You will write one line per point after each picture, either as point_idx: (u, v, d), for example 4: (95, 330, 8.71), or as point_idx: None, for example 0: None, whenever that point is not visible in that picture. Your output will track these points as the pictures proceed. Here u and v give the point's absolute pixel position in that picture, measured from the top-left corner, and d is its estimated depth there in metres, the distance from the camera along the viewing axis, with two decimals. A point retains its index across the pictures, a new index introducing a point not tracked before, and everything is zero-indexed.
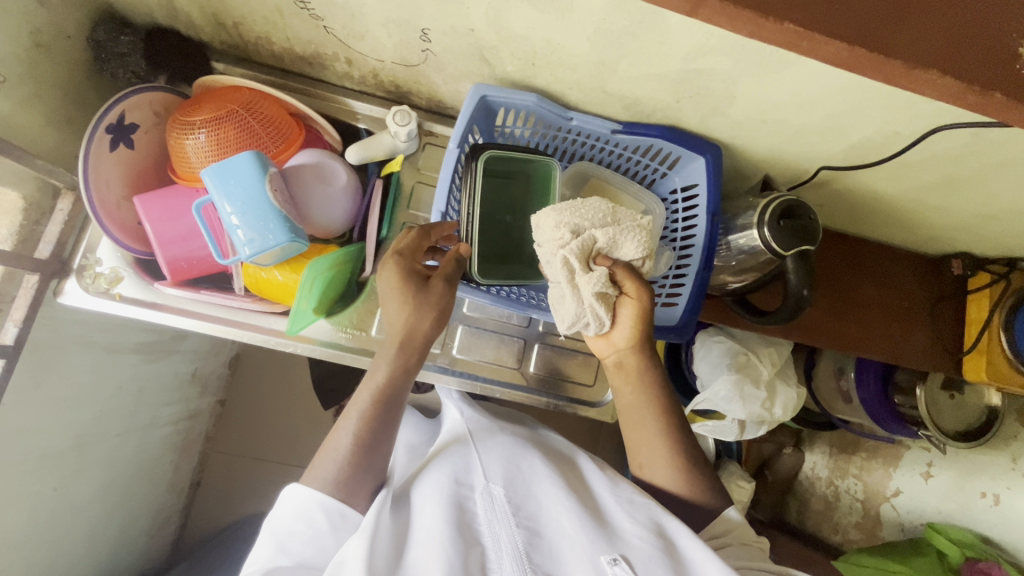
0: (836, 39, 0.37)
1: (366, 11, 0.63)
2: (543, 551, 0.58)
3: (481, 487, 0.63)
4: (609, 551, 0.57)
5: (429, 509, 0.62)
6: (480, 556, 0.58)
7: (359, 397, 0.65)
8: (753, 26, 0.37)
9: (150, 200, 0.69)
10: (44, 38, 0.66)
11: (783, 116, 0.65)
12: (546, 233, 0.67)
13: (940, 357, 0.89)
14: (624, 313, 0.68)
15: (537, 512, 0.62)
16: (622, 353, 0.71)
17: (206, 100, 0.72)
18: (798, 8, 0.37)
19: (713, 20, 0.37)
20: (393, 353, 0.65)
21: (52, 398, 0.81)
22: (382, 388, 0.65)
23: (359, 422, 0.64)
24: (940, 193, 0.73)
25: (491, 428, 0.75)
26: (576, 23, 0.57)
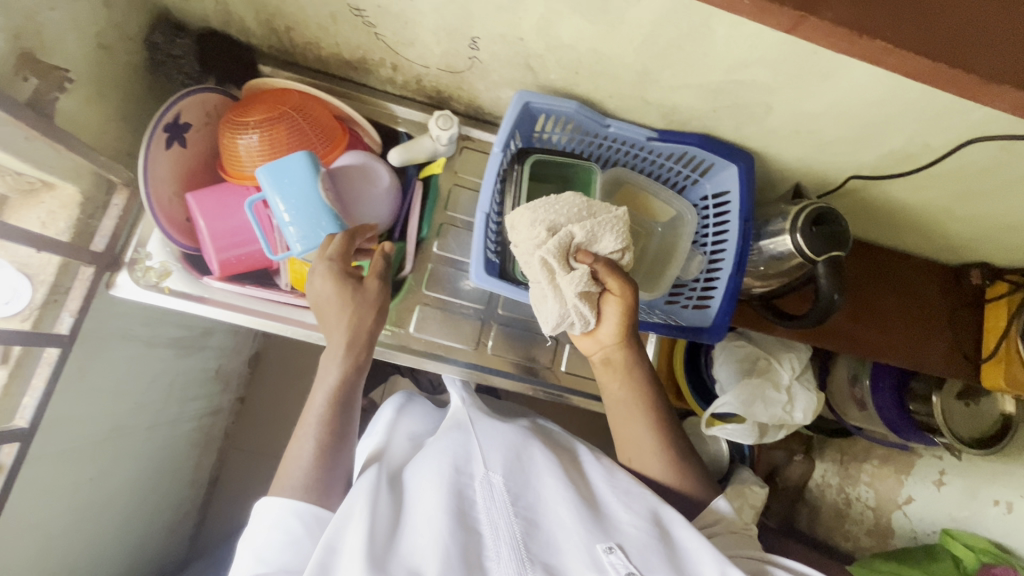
0: (920, 55, 0.38)
1: (419, 20, 0.66)
2: (540, 541, 0.60)
3: (482, 475, 0.64)
4: (605, 540, 0.59)
5: (425, 496, 0.63)
6: (478, 542, 0.59)
7: (317, 402, 0.69)
8: (844, 43, 0.39)
9: (204, 197, 0.73)
10: (109, 40, 0.69)
11: (817, 127, 0.67)
12: (523, 232, 0.68)
13: (960, 364, 0.90)
14: (609, 311, 0.68)
15: (535, 502, 0.64)
16: (609, 350, 0.72)
17: (258, 102, 0.74)
18: (888, 26, 0.38)
19: (809, 37, 0.39)
20: (341, 356, 0.69)
21: (92, 388, 0.83)
22: (336, 389, 0.69)
23: (320, 426, 0.67)
24: (965, 203, 0.76)
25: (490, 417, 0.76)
26: (624, 35, 0.60)
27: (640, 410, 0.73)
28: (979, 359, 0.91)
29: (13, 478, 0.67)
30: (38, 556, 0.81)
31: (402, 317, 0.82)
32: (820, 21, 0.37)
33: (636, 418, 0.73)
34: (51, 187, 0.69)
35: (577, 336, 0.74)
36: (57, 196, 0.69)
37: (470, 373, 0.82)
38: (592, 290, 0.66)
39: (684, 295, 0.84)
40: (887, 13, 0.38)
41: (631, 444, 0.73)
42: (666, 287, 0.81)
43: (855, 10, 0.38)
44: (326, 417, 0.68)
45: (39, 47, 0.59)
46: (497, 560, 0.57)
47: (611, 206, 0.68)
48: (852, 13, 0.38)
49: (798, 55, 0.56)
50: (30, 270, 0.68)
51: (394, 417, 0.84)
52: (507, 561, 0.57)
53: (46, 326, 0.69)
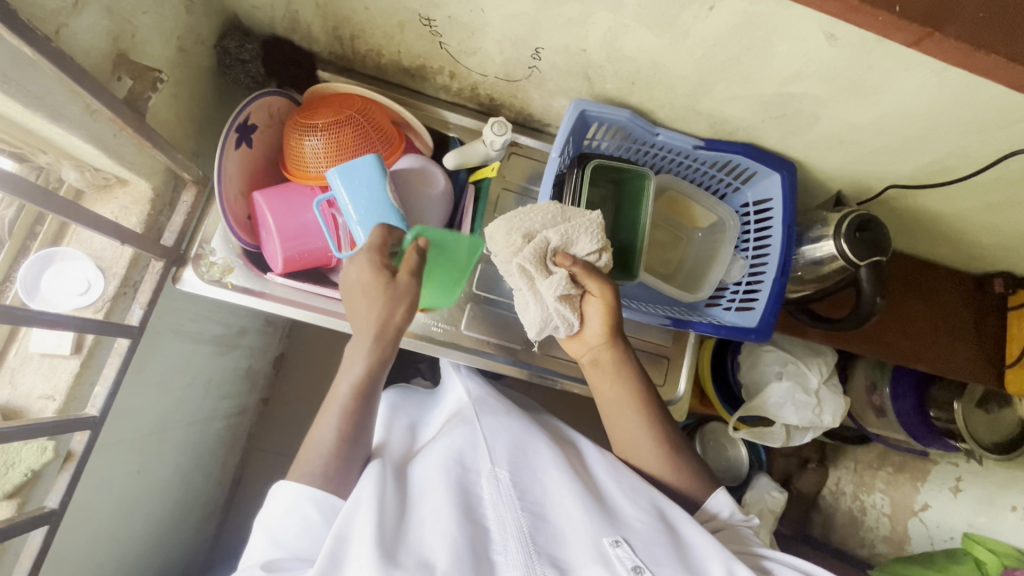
0: None
1: (487, 29, 0.69)
2: (547, 533, 0.62)
3: (488, 472, 0.67)
4: (611, 534, 0.61)
5: (431, 493, 0.65)
6: (485, 536, 0.61)
7: (341, 390, 0.69)
8: (961, 56, 0.43)
9: (271, 196, 0.76)
10: (186, 43, 0.72)
11: (862, 138, 0.71)
12: (500, 242, 0.69)
13: (984, 370, 0.93)
14: (592, 310, 0.72)
15: (543, 497, 0.66)
16: (596, 350, 0.75)
17: (323, 106, 0.78)
18: (1002, 41, 0.42)
19: (932, 50, 0.43)
20: (369, 345, 0.69)
21: (139, 379, 0.83)
22: (359, 382, 0.69)
23: (342, 415, 0.68)
24: (996, 213, 0.79)
25: (498, 411, 0.78)
26: (687, 47, 0.63)
27: (636, 407, 0.75)
28: (1002, 364, 0.94)
29: (82, 465, 0.68)
30: (79, 545, 0.80)
31: (454, 316, 0.85)
32: (947, 36, 0.41)
33: (625, 413, 0.76)
34: (124, 183, 0.72)
35: (565, 339, 0.77)
36: (129, 192, 0.71)
37: (518, 371, 0.84)
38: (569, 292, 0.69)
39: (726, 298, 0.87)
40: (1002, 28, 0.42)
41: (629, 439, 0.76)
42: (710, 290, 0.85)
43: (977, 24, 0.42)
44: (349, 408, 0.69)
45: (131, 48, 0.63)
46: (505, 553, 0.59)
47: (584, 209, 0.69)
48: (973, 29, 0.42)
49: (853, 68, 0.60)
50: (104, 263, 0.70)
51: (390, 413, 0.85)
52: (515, 551, 0.59)
53: (118, 316, 0.71)
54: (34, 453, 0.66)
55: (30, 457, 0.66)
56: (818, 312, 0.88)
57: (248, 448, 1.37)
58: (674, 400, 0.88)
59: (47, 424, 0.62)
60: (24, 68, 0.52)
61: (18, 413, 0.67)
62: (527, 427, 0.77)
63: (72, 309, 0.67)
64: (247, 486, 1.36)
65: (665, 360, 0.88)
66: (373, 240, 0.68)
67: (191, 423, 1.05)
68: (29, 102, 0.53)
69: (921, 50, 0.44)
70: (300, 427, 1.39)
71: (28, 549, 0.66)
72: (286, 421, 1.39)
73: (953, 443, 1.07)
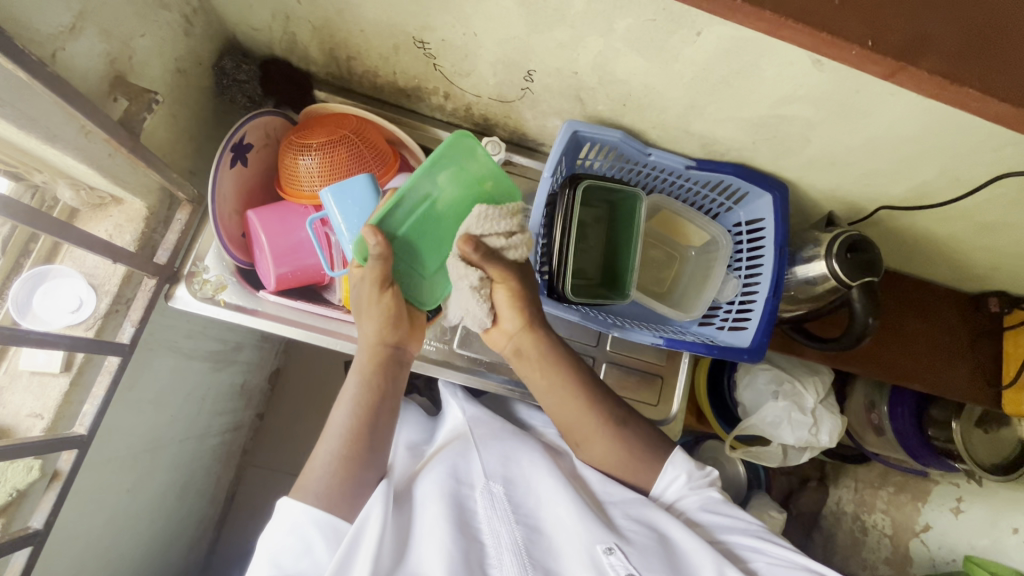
0: (1003, 101, 0.42)
1: (481, 52, 0.70)
2: (542, 546, 0.63)
3: (482, 484, 0.68)
4: (605, 541, 0.61)
5: (428, 508, 0.65)
6: (479, 549, 0.62)
7: (337, 419, 0.67)
8: (935, 89, 0.43)
9: (265, 214, 0.77)
10: (183, 64, 0.73)
11: (852, 160, 0.72)
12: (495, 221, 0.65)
13: (980, 390, 0.93)
14: (500, 297, 0.69)
15: (535, 508, 0.67)
16: (516, 339, 0.72)
17: (319, 126, 0.79)
18: (976, 75, 0.42)
19: (905, 83, 0.43)
20: (363, 369, 0.69)
21: (130, 395, 0.82)
22: (356, 396, 0.68)
23: (341, 441, 0.66)
24: (989, 234, 0.80)
25: (493, 426, 0.77)
26: (677, 70, 0.64)
27: (587, 402, 0.72)
28: (1001, 386, 0.93)
29: (68, 485, 0.68)
30: (67, 564, 0.79)
31: (446, 334, 0.84)
32: (919, 70, 0.42)
33: (575, 408, 0.72)
34: (119, 201, 0.72)
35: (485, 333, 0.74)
36: (124, 211, 0.72)
37: (509, 390, 0.83)
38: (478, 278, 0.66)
39: (719, 317, 0.87)
40: (977, 64, 0.43)
41: (598, 445, 0.72)
42: (701, 310, 0.85)
43: (952, 58, 0.42)
44: (352, 428, 0.67)
45: (128, 71, 0.64)
46: (500, 566, 0.60)
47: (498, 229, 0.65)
48: (945, 62, 0.42)
49: (841, 93, 0.60)
50: (97, 280, 0.71)
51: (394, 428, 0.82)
52: (509, 564, 0.60)
53: (109, 334, 0.71)
54: (20, 473, 0.65)
55: (16, 477, 0.65)
56: (812, 332, 0.87)
57: (243, 465, 1.35)
58: (667, 419, 0.87)
59: (35, 443, 0.61)
60: (19, 90, 0.52)
61: (6, 431, 0.66)
62: (519, 434, 0.76)
63: (63, 326, 0.67)
64: (240, 505, 1.33)
65: (658, 378, 0.88)
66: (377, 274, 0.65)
67: (184, 440, 1.04)
68: (24, 124, 0.54)
69: (893, 83, 0.44)
70: (294, 443, 1.37)
71: (11, 571, 0.65)
72: (281, 437, 1.37)
73: (952, 464, 1.05)
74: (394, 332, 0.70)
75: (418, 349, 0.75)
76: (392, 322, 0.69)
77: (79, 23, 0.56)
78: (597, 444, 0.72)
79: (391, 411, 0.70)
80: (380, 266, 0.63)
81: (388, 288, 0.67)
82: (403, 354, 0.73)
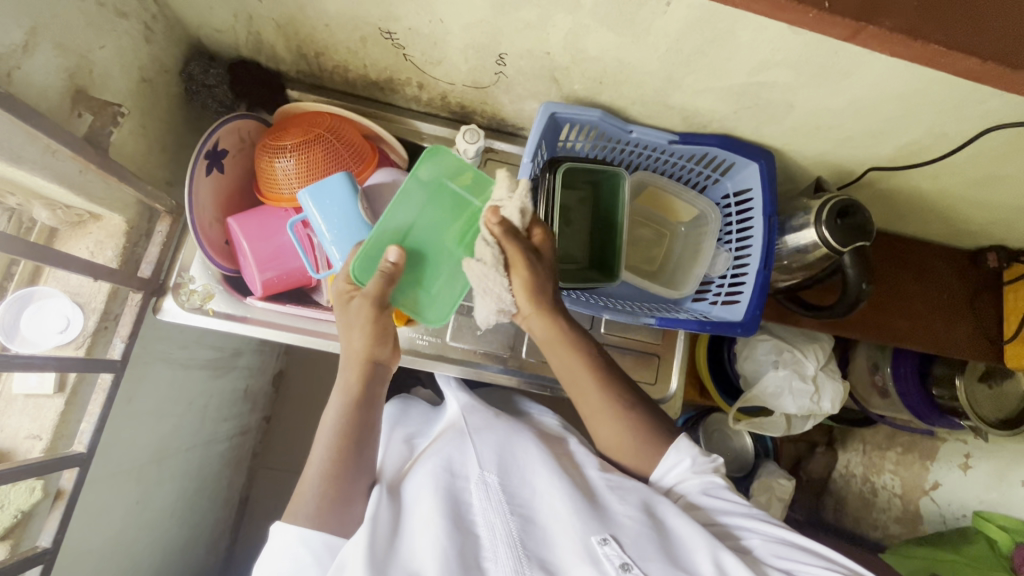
0: (972, 55, 0.41)
1: (449, 38, 0.69)
2: (536, 537, 0.62)
3: (476, 476, 0.68)
4: (599, 532, 0.61)
5: (421, 502, 0.66)
6: (474, 543, 0.62)
7: (324, 434, 0.68)
8: (899, 47, 0.42)
9: (245, 220, 0.76)
10: (148, 73, 0.72)
11: (836, 123, 0.70)
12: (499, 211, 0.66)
13: (983, 347, 0.92)
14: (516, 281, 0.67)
15: (531, 498, 0.67)
16: (531, 317, 0.71)
17: (293, 126, 0.77)
18: (942, 29, 0.41)
19: (867, 43, 0.42)
20: (346, 387, 0.70)
21: (129, 408, 0.83)
22: (341, 417, 0.68)
23: (331, 457, 0.66)
24: (982, 188, 0.78)
25: (487, 416, 0.79)
26: (650, 44, 0.62)
27: (585, 387, 0.73)
28: (1002, 341, 0.93)
29: (73, 503, 0.69)
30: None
31: (439, 327, 0.84)
32: (880, 28, 0.40)
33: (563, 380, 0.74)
34: (98, 218, 0.72)
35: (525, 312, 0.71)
36: (104, 227, 0.71)
37: (507, 379, 0.84)
38: (495, 264, 0.66)
39: (711, 292, 0.86)
40: (944, 18, 0.41)
41: (601, 426, 0.74)
42: (694, 286, 0.84)
43: (916, 13, 0.41)
44: (338, 442, 0.67)
45: (90, 85, 0.63)
46: (495, 559, 0.60)
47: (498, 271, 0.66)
48: (909, 18, 0.41)
49: (819, 55, 0.58)
50: (82, 299, 0.70)
51: (391, 426, 0.85)
52: (505, 558, 0.59)
53: (99, 352, 0.71)
54: (22, 494, 0.66)
55: (19, 498, 0.66)
56: (808, 300, 0.86)
57: (254, 468, 1.37)
58: (666, 398, 0.87)
59: (34, 465, 0.62)
60: None
61: (5, 455, 0.67)
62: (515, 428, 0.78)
63: (52, 347, 0.67)
64: (253, 507, 1.35)
65: (654, 358, 0.87)
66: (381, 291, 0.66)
67: (190, 448, 1.05)
68: None
69: (856, 44, 0.42)
70: (304, 443, 1.39)
71: None
72: (289, 438, 1.39)
73: (958, 421, 1.04)
74: (380, 349, 0.71)
75: (397, 364, 0.76)
76: (380, 338, 0.69)
77: (32, 39, 0.55)
78: (581, 398, 0.74)
79: (373, 423, 0.70)
80: (381, 282, 0.66)
81: (379, 309, 0.67)
82: (385, 370, 0.73)
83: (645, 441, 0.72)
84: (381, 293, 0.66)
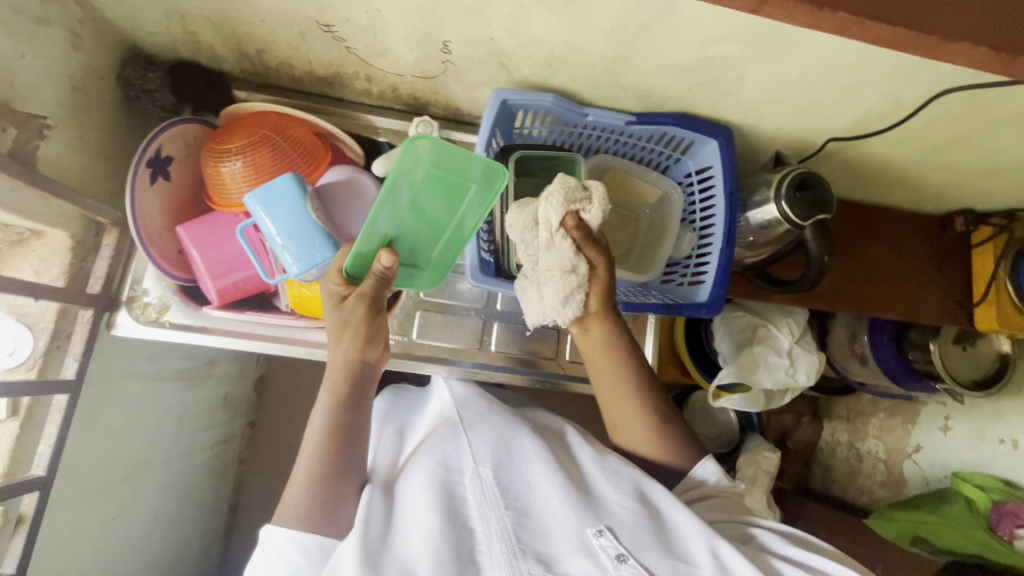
0: (882, 22, 0.41)
1: (389, 29, 0.66)
2: (531, 528, 0.61)
3: (471, 471, 0.66)
4: (594, 524, 0.60)
5: (416, 500, 0.63)
6: (470, 538, 0.60)
7: (311, 440, 0.67)
8: (806, 17, 0.41)
9: (194, 228, 0.74)
10: (80, 81, 0.69)
11: (790, 96, 0.69)
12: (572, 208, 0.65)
13: (953, 311, 0.92)
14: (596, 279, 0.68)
15: (526, 491, 0.65)
16: (590, 319, 0.71)
17: (238, 127, 0.75)
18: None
19: (771, 15, 0.41)
20: (334, 390, 0.68)
21: (96, 425, 0.81)
22: (326, 422, 0.67)
23: (317, 460, 0.66)
24: (943, 153, 0.77)
25: (481, 409, 0.76)
26: (593, 23, 0.61)
27: (618, 389, 0.74)
28: (971, 304, 0.93)
29: (37, 527, 0.68)
30: None
31: (404, 325, 0.83)
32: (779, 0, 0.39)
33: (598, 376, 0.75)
34: (40, 235, 0.69)
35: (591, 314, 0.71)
36: (47, 243, 0.69)
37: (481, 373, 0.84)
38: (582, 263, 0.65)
39: (679, 273, 0.86)
40: None
41: (626, 432, 0.75)
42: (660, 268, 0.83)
43: None
44: (325, 445, 0.66)
45: (15, 97, 0.61)
46: (489, 553, 0.59)
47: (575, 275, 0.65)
48: None
49: (764, 27, 0.57)
50: (29, 320, 0.68)
51: (381, 416, 0.84)
52: (500, 552, 0.58)
53: (52, 373, 0.69)
54: None
55: None
56: (775, 276, 0.85)
57: (242, 474, 1.36)
58: None
59: None
60: None
61: None
62: (512, 420, 0.75)
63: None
64: (244, 512, 1.35)
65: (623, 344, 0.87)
66: (375, 290, 0.66)
67: (169, 461, 1.04)
68: None
69: (762, 16, 0.41)
70: (291, 446, 1.38)
71: None
72: (276, 441, 1.38)
73: (934, 385, 1.04)
74: (370, 350, 0.70)
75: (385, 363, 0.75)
76: (371, 339, 0.69)
77: None
78: (607, 397, 0.75)
79: (361, 424, 0.69)
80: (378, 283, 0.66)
81: (373, 309, 0.67)
82: (374, 371, 0.72)
83: (646, 433, 0.73)
84: (375, 292, 0.66)
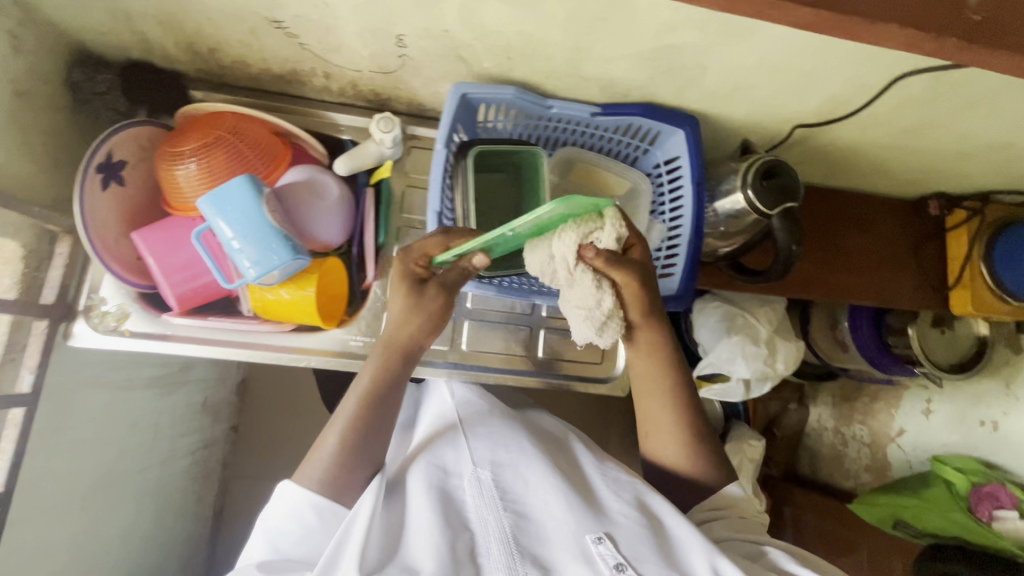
0: (803, 6, 0.40)
1: (340, 23, 0.64)
2: (529, 533, 0.59)
3: (470, 473, 0.64)
4: (594, 530, 0.58)
5: (416, 501, 0.62)
6: (468, 540, 0.58)
7: (347, 405, 0.66)
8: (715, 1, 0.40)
9: (150, 234, 0.72)
10: (24, 85, 0.67)
11: (754, 82, 0.67)
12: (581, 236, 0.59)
13: (930, 296, 0.92)
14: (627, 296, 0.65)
15: (523, 492, 0.63)
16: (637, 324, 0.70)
17: (191, 129, 0.73)
18: None
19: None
20: (380, 359, 0.68)
21: (62, 436, 0.80)
22: (368, 391, 0.66)
23: (347, 427, 0.64)
24: (913, 136, 0.76)
25: (482, 412, 0.75)
26: (547, 13, 0.59)
27: (649, 394, 0.73)
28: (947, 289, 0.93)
29: None
30: None
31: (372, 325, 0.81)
32: None
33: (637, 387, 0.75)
34: None
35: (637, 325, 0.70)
36: None
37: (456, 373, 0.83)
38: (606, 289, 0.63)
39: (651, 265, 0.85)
40: None
41: (658, 443, 0.73)
42: None
43: None
44: (358, 415, 0.65)
45: None
46: (489, 555, 0.57)
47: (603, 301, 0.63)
48: None
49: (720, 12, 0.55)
50: None
51: None
52: (499, 554, 0.56)
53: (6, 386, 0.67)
54: None
55: None
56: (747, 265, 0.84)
57: (226, 478, 1.34)
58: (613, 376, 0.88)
59: None
60: None
61: None
62: (509, 422, 0.74)
63: None
64: (229, 517, 1.34)
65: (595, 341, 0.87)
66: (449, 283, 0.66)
67: (145, 470, 1.02)
68: None
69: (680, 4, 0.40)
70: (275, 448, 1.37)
71: None
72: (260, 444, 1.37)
73: (912, 368, 1.04)
74: (424, 336, 0.69)
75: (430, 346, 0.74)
76: (430, 327, 0.68)
77: None
78: (643, 400, 0.74)
79: (396, 401, 0.68)
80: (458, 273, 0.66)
81: (437, 301, 0.67)
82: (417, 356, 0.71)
83: (677, 442, 0.72)
84: (448, 284, 0.66)
